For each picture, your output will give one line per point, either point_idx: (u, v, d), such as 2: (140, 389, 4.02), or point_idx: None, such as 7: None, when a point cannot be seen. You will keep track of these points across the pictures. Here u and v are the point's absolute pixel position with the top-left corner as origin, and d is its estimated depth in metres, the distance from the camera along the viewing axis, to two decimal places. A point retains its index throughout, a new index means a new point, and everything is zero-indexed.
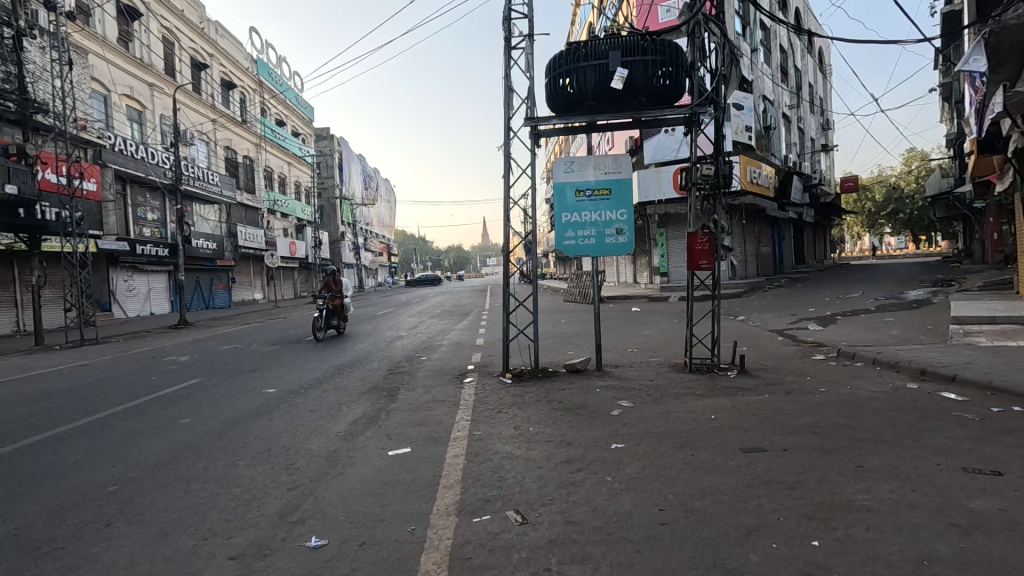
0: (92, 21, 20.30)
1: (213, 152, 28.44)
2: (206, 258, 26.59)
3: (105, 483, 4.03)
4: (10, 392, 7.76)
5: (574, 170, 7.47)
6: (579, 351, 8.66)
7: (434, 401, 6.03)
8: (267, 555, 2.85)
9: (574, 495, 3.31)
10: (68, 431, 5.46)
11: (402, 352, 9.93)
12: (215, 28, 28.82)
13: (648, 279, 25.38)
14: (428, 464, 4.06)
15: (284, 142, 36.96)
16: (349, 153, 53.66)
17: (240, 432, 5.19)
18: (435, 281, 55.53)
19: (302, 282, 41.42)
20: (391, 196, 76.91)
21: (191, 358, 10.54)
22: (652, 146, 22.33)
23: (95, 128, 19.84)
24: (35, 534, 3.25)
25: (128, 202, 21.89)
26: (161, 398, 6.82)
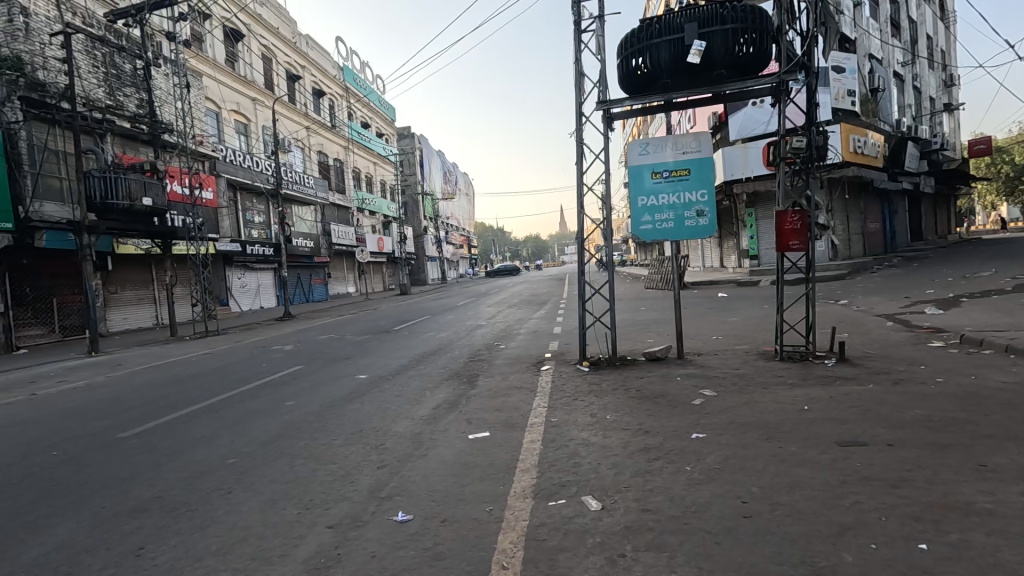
0: (205, 46, 22.65)
1: (307, 158, 30.71)
2: (305, 255, 28.95)
3: (225, 456, 4.59)
4: (151, 377, 9.02)
5: (650, 151, 7.22)
6: (660, 339, 8.39)
7: (511, 388, 6.18)
8: (360, 525, 3.12)
9: (651, 483, 3.26)
10: (197, 411, 6.29)
11: (482, 340, 10.24)
12: (306, 41, 31.00)
13: (736, 263, 23.90)
14: (505, 448, 4.19)
15: (369, 143, 39.09)
16: (429, 149, 55.57)
17: (335, 414, 5.65)
18: (513, 270, 56.32)
19: (390, 275, 43.83)
20: (470, 189, 78.76)
21: (294, 347, 11.62)
22: (739, 121, 20.94)
23: (210, 142, 22.20)
24: (172, 497, 3.77)
25: (238, 207, 24.31)
26: (269, 383, 7.61)
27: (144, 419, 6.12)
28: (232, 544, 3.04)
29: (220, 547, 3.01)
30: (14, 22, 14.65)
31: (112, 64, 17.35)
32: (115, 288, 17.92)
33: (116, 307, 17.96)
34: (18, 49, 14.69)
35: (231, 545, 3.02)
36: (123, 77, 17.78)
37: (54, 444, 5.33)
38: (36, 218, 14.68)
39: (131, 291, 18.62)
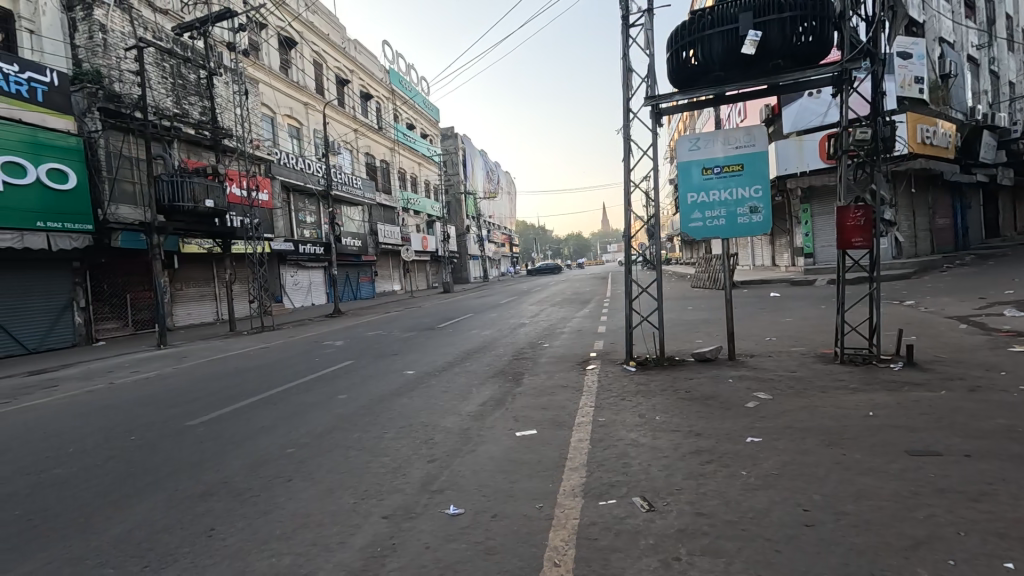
0: (261, 55, 23.75)
1: (355, 159, 31.64)
2: (353, 254, 29.85)
3: (284, 446, 4.82)
4: (214, 369, 9.57)
5: (700, 146, 7.03)
6: (710, 340, 8.17)
7: (557, 386, 6.17)
8: (413, 517, 3.20)
9: (705, 487, 3.18)
10: (257, 402, 6.62)
11: (526, 339, 10.26)
12: (354, 46, 31.94)
13: (789, 261, 22.91)
14: (553, 446, 4.19)
15: (413, 144, 39.87)
16: (472, 149, 56.13)
17: (385, 408, 5.82)
18: (555, 269, 56.10)
19: (433, 273, 44.56)
20: (512, 187, 78.93)
21: (344, 343, 12.01)
22: (793, 113, 20.00)
23: (266, 147, 23.26)
24: (238, 483, 4.00)
25: (291, 208, 25.36)
26: (322, 377, 7.93)
27: (210, 408, 6.50)
28: (294, 529, 3.19)
29: (283, 532, 3.16)
30: (94, 39, 15.87)
31: (178, 74, 18.48)
32: (181, 285, 19.08)
33: (181, 302, 19.14)
34: (98, 64, 15.90)
35: (294, 529, 3.17)
36: (188, 86, 18.90)
37: (132, 429, 5.76)
38: (112, 220, 15.83)
39: (194, 288, 19.79)
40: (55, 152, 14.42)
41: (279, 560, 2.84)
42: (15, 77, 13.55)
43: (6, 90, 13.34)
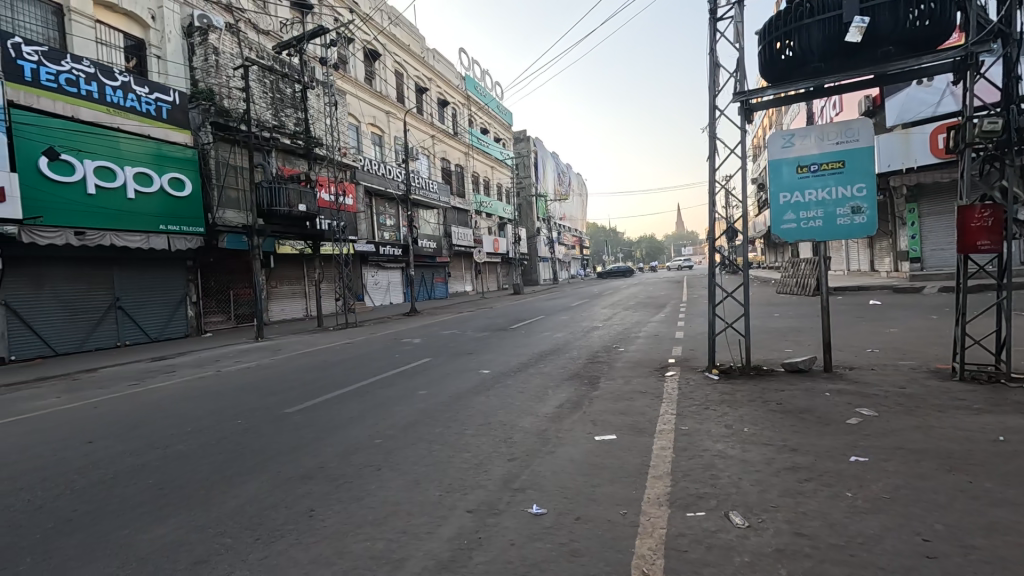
0: (349, 68, 25.24)
1: (432, 164, 32.79)
2: (428, 255, 30.92)
3: (372, 436, 5.09)
4: (304, 362, 10.31)
5: (794, 143, 6.60)
6: (802, 350, 7.63)
7: (635, 392, 6.04)
8: (498, 513, 3.27)
9: (803, 506, 2.99)
10: (345, 394, 7.06)
11: (600, 342, 10.13)
12: (433, 55, 33.15)
13: (892, 266, 20.91)
14: (634, 452, 4.11)
15: (487, 148, 40.71)
16: (544, 151, 56.34)
17: (464, 406, 5.98)
18: (627, 272, 54.88)
19: (504, 275, 45.14)
20: (584, 189, 78.23)
21: (421, 341, 12.46)
22: (896, 106, 18.31)
23: (352, 154, 24.73)
24: (332, 469, 4.28)
25: (373, 211, 26.77)
26: (402, 373, 8.29)
27: (304, 397, 7.02)
28: (385, 516, 3.36)
29: (376, 518, 3.34)
30: (209, 60, 17.52)
31: (277, 89, 20.04)
32: (276, 283, 20.69)
33: (276, 299, 20.74)
34: (211, 83, 17.60)
35: (385, 516, 3.35)
36: (286, 99, 20.43)
37: (238, 414, 6.34)
38: (220, 224, 17.43)
39: (287, 286, 21.38)
40: (176, 162, 16.22)
41: (373, 544, 3.01)
42: (145, 98, 15.55)
43: (138, 109, 15.30)
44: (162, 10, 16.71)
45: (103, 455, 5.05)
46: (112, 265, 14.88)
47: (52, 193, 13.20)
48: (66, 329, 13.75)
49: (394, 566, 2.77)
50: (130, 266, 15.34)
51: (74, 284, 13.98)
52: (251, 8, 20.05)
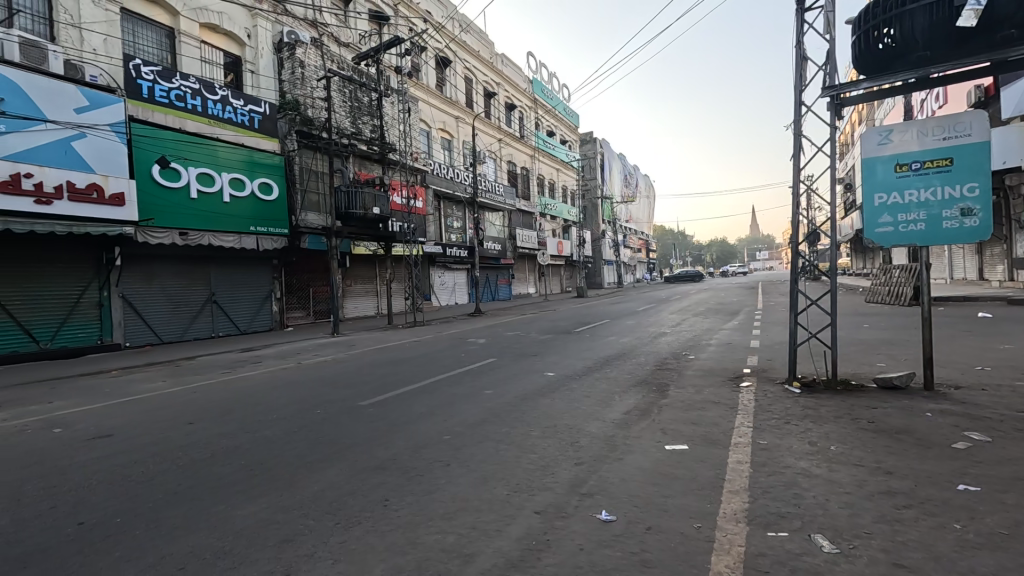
0: (421, 75, 26.18)
1: (499, 167, 33.28)
2: (493, 257, 31.34)
3: (441, 432, 5.23)
4: (375, 358, 10.78)
5: (892, 139, 6.08)
6: (897, 364, 6.99)
7: (707, 402, 5.80)
8: (566, 516, 3.25)
9: (902, 535, 2.74)
10: (414, 389, 7.31)
11: (668, 349, 9.83)
12: (501, 60, 33.66)
13: (1005, 275, 18.68)
14: (708, 464, 3.95)
15: (553, 150, 40.73)
16: (611, 153, 55.49)
17: (529, 407, 6.02)
18: (696, 276, 52.82)
19: (568, 277, 44.91)
20: (652, 190, 76.14)
21: (486, 341, 12.66)
22: (1014, 96, 16.10)
23: (422, 158, 25.59)
24: (404, 461, 4.44)
25: (442, 215, 27.57)
26: (468, 372, 8.47)
27: (377, 391, 7.36)
28: (455, 511, 3.44)
29: (446, 512, 3.44)
30: (296, 73, 18.77)
31: (356, 98, 21.12)
32: (350, 282, 21.79)
33: (350, 297, 21.85)
34: (297, 94, 18.85)
35: (455, 511, 3.43)
36: (363, 107, 21.45)
37: (317, 404, 6.74)
38: (303, 225, 18.63)
39: (360, 285, 22.46)
40: (265, 169, 17.53)
41: (444, 537, 3.09)
42: (240, 110, 16.96)
43: (234, 121, 16.73)
44: (256, 28, 18.14)
45: (201, 436, 5.54)
46: (209, 263, 16.29)
47: (162, 197, 14.65)
48: (170, 320, 15.22)
49: (464, 560, 2.83)
50: (224, 264, 16.73)
51: (178, 280, 15.44)
52: (334, 22, 21.30)
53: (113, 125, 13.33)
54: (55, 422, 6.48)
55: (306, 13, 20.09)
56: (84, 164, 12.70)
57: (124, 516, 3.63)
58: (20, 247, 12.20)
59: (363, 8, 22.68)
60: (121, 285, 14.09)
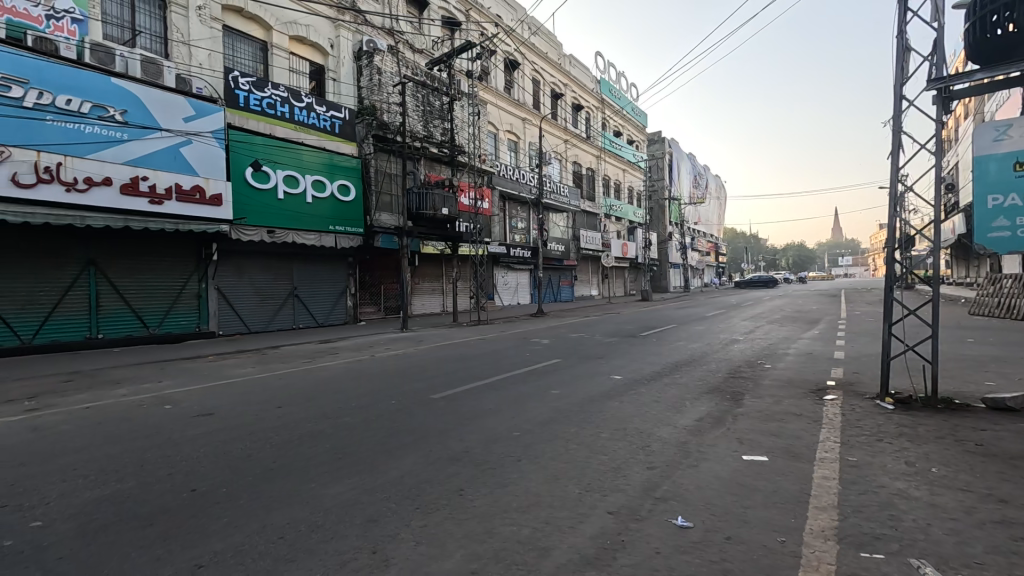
0: (490, 78, 26.63)
1: (564, 168, 33.17)
2: (556, 258, 31.29)
3: (511, 428, 5.34)
4: (443, 354, 11.12)
5: (1008, 135, 5.51)
6: (1011, 385, 6.30)
7: (788, 413, 5.52)
8: (640, 519, 3.24)
9: (1020, 570, 2.50)
10: (482, 386, 7.49)
11: (742, 357, 9.41)
12: (569, 61, 33.56)
13: None
14: (791, 478, 3.78)
15: (619, 151, 40.09)
16: (680, 152, 53.78)
17: (597, 409, 6.00)
18: (770, 282, 50.04)
19: (632, 280, 44.02)
20: (723, 191, 72.92)
21: (549, 341, 12.71)
22: None
23: (490, 160, 26.03)
24: (477, 454, 4.58)
25: (507, 216, 27.91)
26: (534, 371, 8.54)
27: (447, 386, 7.62)
28: (529, 505, 3.52)
29: (520, 506, 3.51)
30: (373, 79, 19.67)
31: (428, 102, 21.81)
32: (418, 280, 22.55)
33: (418, 294, 22.61)
34: (374, 99, 19.74)
35: (529, 505, 3.51)
36: (435, 111, 22.10)
37: (392, 395, 7.08)
38: (377, 225, 19.52)
39: (428, 283, 23.19)
40: (343, 171, 18.56)
41: (520, 530, 3.17)
42: (323, 116, 18.07)
43: (317, 126, 17.85)
44: (339, 39, 19.17)
45: (290, 419, 5.99)
46: (292, 260, 17.46)
47: (254, 197, 15.87)
48: (257, 311, 16.45)
49: (540, 553, 2.89)
50: (305, 260, 17.85)
51: (265, 274, 16.66)
52: (409, 30, 22.15)
53: (214, 132, 14.60)
54: (166, 399, 7.25)
55: (384, 22, 21.02)
56: (189, 168, 14.02)
57: (229, 486, 4.01)
58: (136, 242, 13.65)
59: (436, 15, 23.45)
60: (217, 278, 15.40)
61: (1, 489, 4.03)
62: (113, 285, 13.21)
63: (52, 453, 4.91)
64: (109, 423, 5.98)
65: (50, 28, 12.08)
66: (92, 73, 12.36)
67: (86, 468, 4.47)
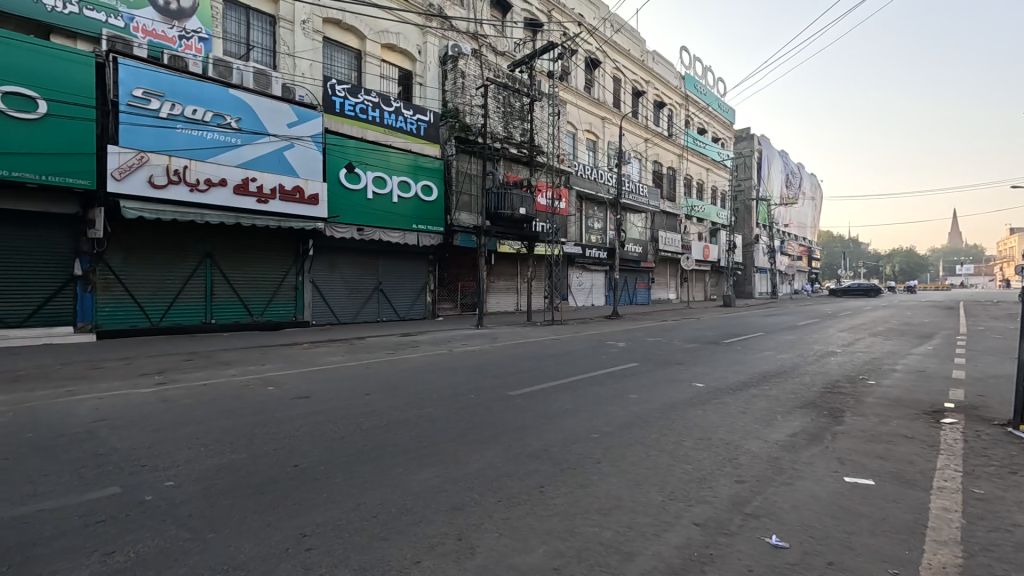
0: (571, 78, 26.51)
1: (644, 167, 32.30)
2: (633, 260, 30.58)
3: (590, 430, 5.30)
4: (518, 352, 11.26)
5: None
6: None
7: (896, 435, 5.02)
8: (729, 534, 3.10)
9: None
10: (559, 386, 7.51)
11: (840, 371, 8.70)
12: (653, 58, 32.60)
13: None
14: (903, 505, 3.45)
15: (704, 149, 38.40)
16: (771, 149, 50.39)
17: (678, 416, 5.81)
18: (872, 290, 45.65)
19: (713, 284, 42.07)
20: (818, 191, 67.59)
21: (626, 344, 12.47)
22: None
23: (568, 160, 25.94)
24: (556, 453, 4.60)
25: (583, 216, 27.67)
26: (611, 374, 8.42)
27: (524, 383, 7.72)
28: (610, 508, 3.48)
29: (601, 508, 3.49)
30: (457, 83, 20.27)
31: (508, 104, 22.10)
32: (494, 278, 23.00)
33: (493, 292, 23.05)
34: (457, 103, 20.37)
35: (611, 508, 3.48)
36: (515, 112, 22.36)
37: (471, 390, 7.29)
38: (456, 224, 20.17)
39: (503, 282, 23.58)
40: (426, 172, 19.29)
41: (602, 532, 3.15)
42: (410, 119, 18.92)
43: (404, 129, 18.72)
44: (426, 45, 19.95)
45: (377, 406, 6.36)
46: (378, 256, 18.45)
47: (346, 197, 16.93)
48: (346, 304, 17.55)
49: (624, 557, 2.86)
50: (389, 257, 18.76)
51: (353, 270, 17.72)
52: (492, 33, 22.63)
53: (313, 136, 15.77)
54: (269, 382, 7.93)
55: (468, 27, 21.59)
56: (291, 170, 15.26)
57: (326, 465, 4.33)
58: (246, 238, 15.07)
59: (519, 17, 23.75)
60: (311, 272, 16.61)
61: (141, 451, 4.62)
62: (225, 276, 14.67)
63: (179, 422, 5.56)
64: (223, 400, 6.66)
65: (182, 47, 13.64)
66: (213, 85, 13.79)
67: (206, 438, 5.02)
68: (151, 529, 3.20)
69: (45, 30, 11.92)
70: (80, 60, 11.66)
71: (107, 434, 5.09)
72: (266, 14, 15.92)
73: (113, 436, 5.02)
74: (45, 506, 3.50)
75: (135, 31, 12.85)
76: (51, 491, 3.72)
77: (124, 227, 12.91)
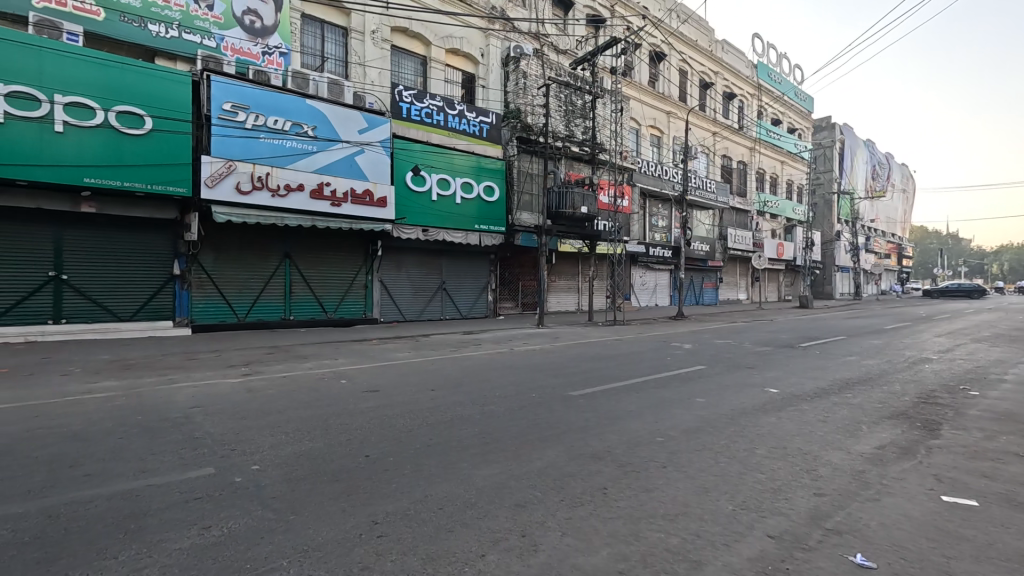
0: (635, 73, 25.93)
1: (711, 162, 30.98)
2: (700, 259, 29.44)
3: (654, 433, 5.18)
4: (580, 352, 11.19)
5: None
6: None
7: (1005, 453, 4.51)
8: (808, 549, 2.92)
9: None
10: (621, 387, 7.40)
11: (937, 379, 7.93)
12: (722, 47, 31.19)
13: None
14: (1014, 531, 3.10)
15: (778, 141, 36.29)
16: (855, 139, 46.69)
17: (749, 422, 5.54)
18: (975, 291, 41.19)
19: (788, 284, 39.66)
20: (910, 183, 61.89)
21: (692, 346, 12.06)
22: None
23: (631, 157, 25.38)
24: (620, 455, 4.53)
25: (647, 213, 26.98)
26: (676, 376, 8.17)
27: (585, 384, 7.67)
28: (677, 514, 3.39)
29: (667, 514, 3.40)
30: (518, 83, 20.37)
31: (570, 102, 21.94)
32: (555, 277, 22.96)
33: (554, 291, 23.01)
34: (519, 103, 20.47)
35: (678, 514, 3.39)
36: (577, 110, 22.17)
37: (532, 388, 7.33)
38: (518, 224, 20.33)
39: (564, 281, 23.48)
40: (488, 173, 19.58)
41: (668, 538, 3.07)
42: (472, 121, 19.27)
43: (467, 131, 19.09)
44: (489, 47, 20.26)
45: (441, 402, 6.55)
46: (442, 256, 18.95)
47: (412, 199, 17.52)
48: (411, 302, 18.17)
49: (692, 566, 2.77)
50: (452, 256, 19.20)
51: (419, 269, 18.30)
52: (554, 32, 22.59)
53: (382, 141, 16.43)
54: (341, 375, 8.38)
55: (530, 27, 21.69)
56: (361, 174, 15.99)
57: (395, 456, 4.52)
58: (320, 239, 15.97)
59: (581, 14, 23.57)
60: (380, 272, 17.33)
61: (231, 435, 5.05)
62: (302, 275, 15.64)
63: (263, 411, 6.01)
64: (301, 391, 7.12)
65: (264, 62, 14.67)
66: (292, 97, 14.71)
67: (287, 426, 5.39)
68: (240, 508, 3.48)
69: (150, 53, 13.25)
70: (178, 79, 12.82)
71: (202, 419, 5.60)
72: (339, 27, 16.81)
73: (207, 421, 5.51)
74: (152, 481, 3.90)
75: (225, 50, 14.01)
76: (157, 469, 4.14)
77: (215, 230, 14.07)
